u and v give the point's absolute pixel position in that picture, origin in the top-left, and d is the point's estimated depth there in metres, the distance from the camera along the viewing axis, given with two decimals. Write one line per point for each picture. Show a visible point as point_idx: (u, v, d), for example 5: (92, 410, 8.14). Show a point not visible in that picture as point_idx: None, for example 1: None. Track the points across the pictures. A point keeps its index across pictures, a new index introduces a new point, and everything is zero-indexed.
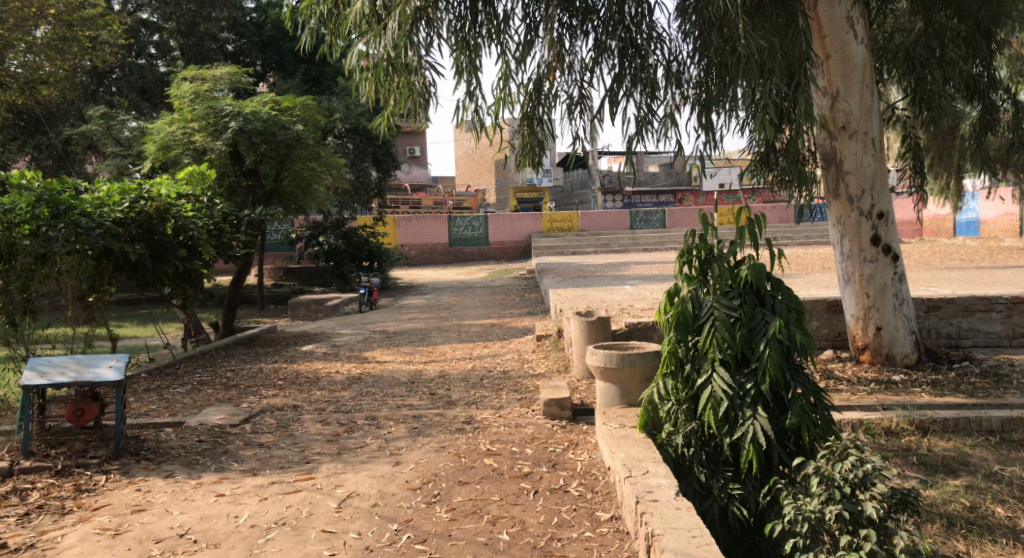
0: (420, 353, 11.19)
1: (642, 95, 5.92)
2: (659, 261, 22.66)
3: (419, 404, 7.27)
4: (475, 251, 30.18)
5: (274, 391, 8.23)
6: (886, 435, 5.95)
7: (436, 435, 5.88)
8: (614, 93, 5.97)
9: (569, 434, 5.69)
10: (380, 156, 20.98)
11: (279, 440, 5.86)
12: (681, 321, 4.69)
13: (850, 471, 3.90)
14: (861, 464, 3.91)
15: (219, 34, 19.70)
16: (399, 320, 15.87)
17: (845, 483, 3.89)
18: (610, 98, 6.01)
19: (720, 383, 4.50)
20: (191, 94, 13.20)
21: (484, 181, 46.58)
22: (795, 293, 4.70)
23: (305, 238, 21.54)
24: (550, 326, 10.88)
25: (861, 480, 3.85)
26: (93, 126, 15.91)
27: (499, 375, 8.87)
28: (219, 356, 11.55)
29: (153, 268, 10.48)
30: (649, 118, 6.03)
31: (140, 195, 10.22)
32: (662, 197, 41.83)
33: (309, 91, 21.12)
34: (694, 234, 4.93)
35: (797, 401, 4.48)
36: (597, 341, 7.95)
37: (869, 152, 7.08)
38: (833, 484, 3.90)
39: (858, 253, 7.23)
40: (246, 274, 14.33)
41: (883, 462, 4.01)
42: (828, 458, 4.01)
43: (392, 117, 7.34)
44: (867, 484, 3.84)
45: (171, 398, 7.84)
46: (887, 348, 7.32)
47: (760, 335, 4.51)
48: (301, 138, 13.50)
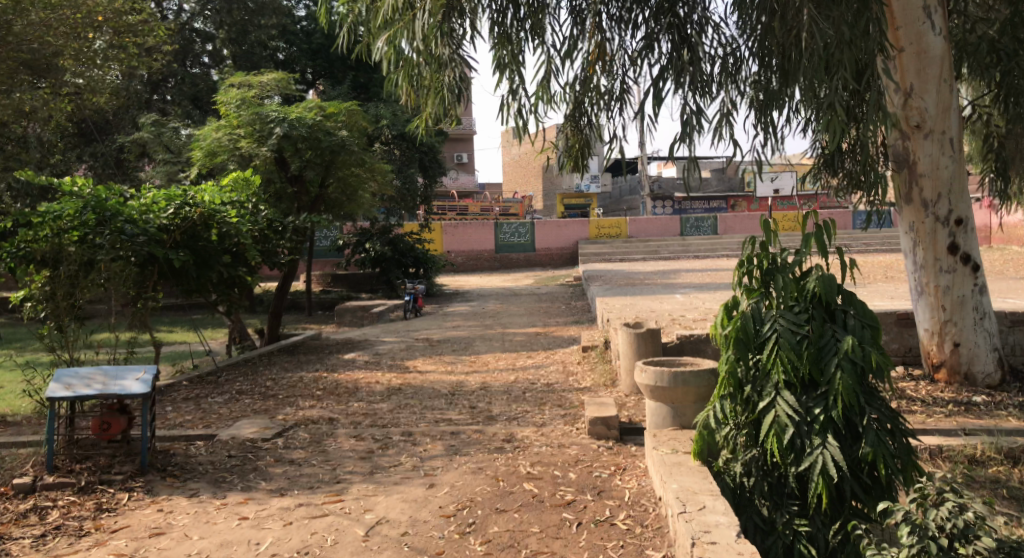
0: (463, 363, 10.90)
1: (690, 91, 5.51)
2: (711, 269, 22.05)
3: (458, 419, 6.95)
4: (522, 258, 29.89)
5: (312, 402, 8.00)
6: (971, 465, 5.55)
7: (474, 455, 5.54)
8: (659, 89, 5.57)
9: (617, 457, 5.31)
10: (427, 163, 20.81)
11: (311, 457, 5.59)
12: (741, 337, 4.27)
13: (948, 521, 3.41)
14: (961, 513, 3.44)
15: (270, 42, 19.79)
16: (443, 327, 15.64)
17: (942, 534, 3.41)
18: (657, 94, 5.62)
19: (785, 407, 4.09)
20: (238, 100, 13.24)
21: (532, 188, 46.29)
22: (869, 307, 4.25)
23: (352, 245, 21.48)
24: (597, 337, 10.48)
25: (962, 531, 3.37)
26: (145, 133, 16.05)
27: (543, 388, 8.51)
28: (261, 364, 11.42)
29: (197, 275, 10.35)
30: (696, 116, 5.61)
31: (185, 201, 10.12)
32: (713, 203, 41.02)
33: (357, 98, 21.10)
34: (755, 242, 4.51)
35: (873, 428, 4.05)
36: (646, 354, 7.54)
37: (946, 153, 6.55)
38: (927, 534, 3.42)
39: (933, 263, 6.70)
40: (291, 280, 14.24)
41: (986, 510, 3.52)
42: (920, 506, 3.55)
43: (431, 120, 7.08)
44: (970, 536, 3.35)
45: (208, 408, 7.66)
46: (966, 366, 6.77)
47: (831, 355, 4.08)
48: (346, 145, 13.34)
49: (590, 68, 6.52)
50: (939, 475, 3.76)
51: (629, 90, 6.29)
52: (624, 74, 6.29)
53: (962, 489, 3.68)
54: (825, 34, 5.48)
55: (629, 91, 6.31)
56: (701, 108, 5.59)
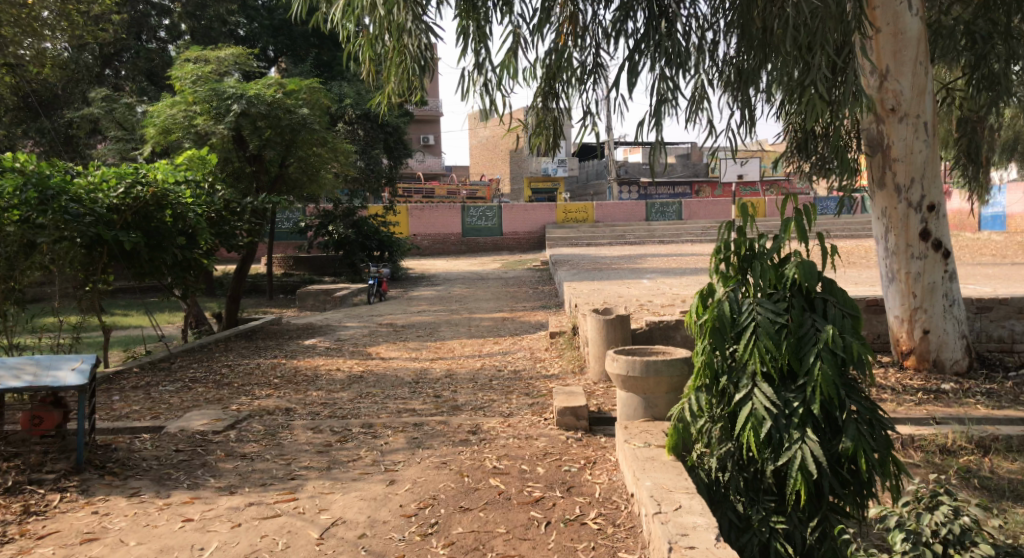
0: (428, 349, 10.63)
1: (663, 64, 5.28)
2: (676, 254, 22.02)
3: (422, 409, 6.69)
4: (488, 241, 29.60)
5: (268, 391, 7.67)
6: (942, 455, 5.30)
7: (437, 448, 5.29)
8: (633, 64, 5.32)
9: (586, 449, 5.09)
10: (392, 144, 20.37)
11: (265, 451, 5.29)
12: (717, 326, 4.05)
13: (943, 527, 3.30)
14: (958, 517, 3.32)
15: (230, 17, 19.15)
16: (408, 312, 15.33)
17: (937, 540, 3.29)
18: (630, 67, 5.38)
19: (762, 399, 3.89)
20: (193, 75, 12.73)
21: (498, 171, 45.94)
22: (850, 296, 4.04)
23: (314, 227, 20.99)
24: (565, 322, 10.28)
25: (959, 538, 3.25)
26: (95, 109, 15.40)
27: (509, 375, 8.28)
28: (217, 350, 11.01)
29: (150, 258, 9.87)
30: (671, 93, 5.36)
31: (137, 179, 9.57)
32: (679, 188, 41.13)
33: (320, 76, 20.56)
34: (732, 226, 4.28)
35: (853, 421, 3.85)
36: (615, 341, 7.34)
37: (920, 137, 6.41)
38: (922, 541, 3.30)
39: (905, 249, 6.57)
40: (250, 263, 13.81)
41: (982, 513, 3.41)
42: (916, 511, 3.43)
43: (393, 96, 6.77)
44: (967, 543, 3.22)
45: (158, 398, 7.29)
46: (935, 354, 6.67)
47: (810, 345, 3.88)
48: (307, 123, 12.90)
49: (560, 44, 6.28)
50: (930, 477, 3.64)
51: (603, 64, 6.05)
52: (597, 47, 6.03)
53: (955, 491, 3.57)
54: (810, 7, 5.28)
55: (602, 65, 6.06)
56: (676, 86, 5.35)
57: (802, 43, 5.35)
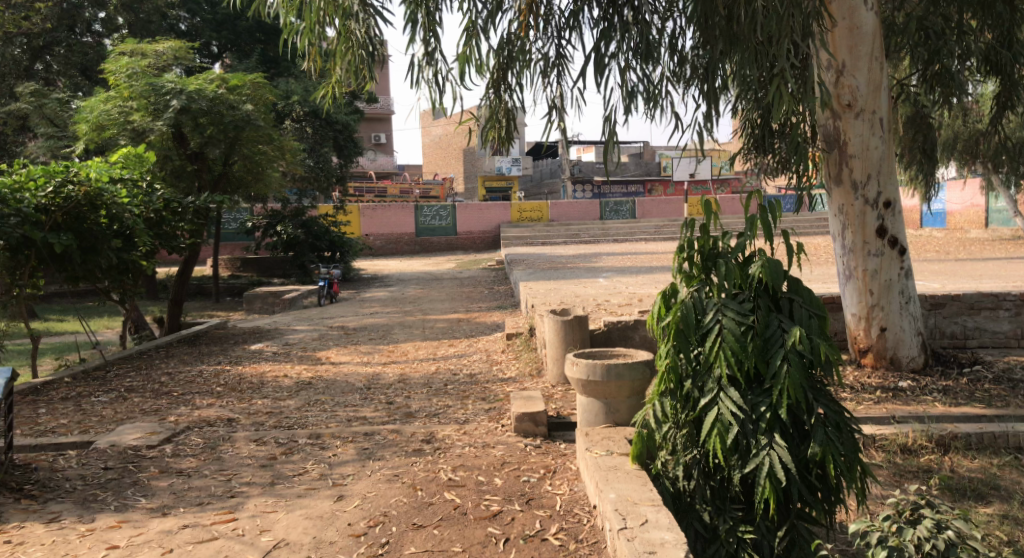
0: (380, 353, 10.32)
1: (631, 57, 5.11)
2: (630, 252, 22.00)
3: (374, 417, 6.40)
4: (442, 241, 29.27)
5: (210, 400, 7.28)
6: (903, 454, 5.18)
7: (389, 459, 5.02)
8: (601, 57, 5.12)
9: (546, 458, 4.88)
10: (341, 142, 19.92)
11: (204, 466, 4.96)
12: (681, 328, 3.85)
13: (928, 542, 3.18)
14: (942, 532, 3.22)
15: (170, 12, 18.54)
16: (360, 314, 14.95)
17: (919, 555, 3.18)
18: (596, 59, 5.18)
19: (728, 404, 3.70)
20: (129, 70, 12.19)
21: (452, 170, 45.57)
22: (817, 295, 3.86)
23: (262, 227, 20.42)
24: (521, 323, 10.07)
25: (944, 553, 3.13)
26: (25, 105, 14.71)
27: (465, 379, 8.04)
28: (156, 357, 10.51)
29: (82, 261, 9.40)
30: (642, 88, 5.17)
31: (67, 178, 9.06)
32: (631, 187, 41.34)
33: (266, 73, 20.00)
34: (694, 224, 4.09)
35: (822, 426, 3.66)
36: (573, 343, 7.16)
37: (876, 133, 6.32)
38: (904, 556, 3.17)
39: (862, 246, 6.50)
40: (194, 265, 13.30)
41: (968, 528, 3.31)
42: (899, 525, 3.32)
43: (337, 88, 6.49)
44: None
45: (90, 409, 6.87)
46: (892, 351, 6.59)
47: (777, 347, 3.69)
48: (251, 120, 12.44)
49: (517, 33, 6.06)
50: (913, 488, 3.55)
51: (564, 54, 5.83)
52: (557, 37, 5.83)
53: (937, 501, 3.48)
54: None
55: (564, 57, 5.86)
56: (645, 80, 5.13)
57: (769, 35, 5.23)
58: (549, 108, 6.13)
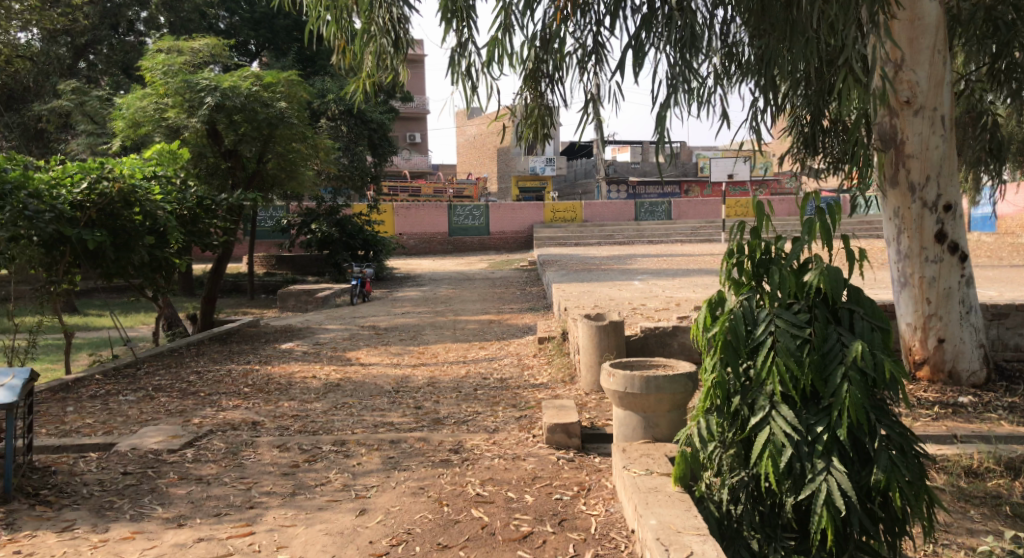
0: (410, 354, 10.12)
1: (674, 45, 4.81)
2: (666, 255, 21.60)
3: (401, 423, 6.18)
4: (475, 241, 29.11)
5: (236, 401, 7.14)
6: (967, 477, 4.85)
7: (415, 470, 4.80)
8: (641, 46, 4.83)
9: (579, 473, 4.62)
10: (376, 141, 19.80)
11: (224, 473, 4.78)
12: (730, 341, 3.58)
13: None
14: None
15: (208, 10, 18.63)
16: (391, 314, 14.79)
17: None
18: (635, 48, 4.90)
19: (782, 424, 3.42)
20: (164, 66, 12.18)
21: (486, 170, 45.41)
22: (880, 306, 3.55)
23: (297, 225, 20.41)
24: (554, 327, 9.80)
25: None
26: (65, 102, 14.85)
27: (496, 384, 7.79)
28: (187, 355, 10.44)
29: (115, 258, 9.34)
30: (685, 79, 4.85)
31: (102, 175, 9.04)
32: (667, 188, 40.85)
33: (303, 72, 19.99)
34: (744, 228, 3.80)
35: (886, 450, 3.36)
36: (607, 349, 6.87)
37: (936, 132, 5.94)
38: None
39: (919, 252, 6.13)
40: (227, 263, 13.26)
41: None
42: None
43: (368, 83, 6.35)
44: None
45: (116, 409, 6.76)
46: (950, 365, 6.22)
47: (837, 363, 3.39)
48: (284, 117, 12.35)
49: (554, 22, 5.79)
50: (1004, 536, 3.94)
51: (604, 43, 5.56)
52: (597, 25, 5.56)
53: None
54: None
55: (604, 46, 5.58)
56: (690, 70, 4.81)
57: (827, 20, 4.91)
58: (588, 101, 5.85)
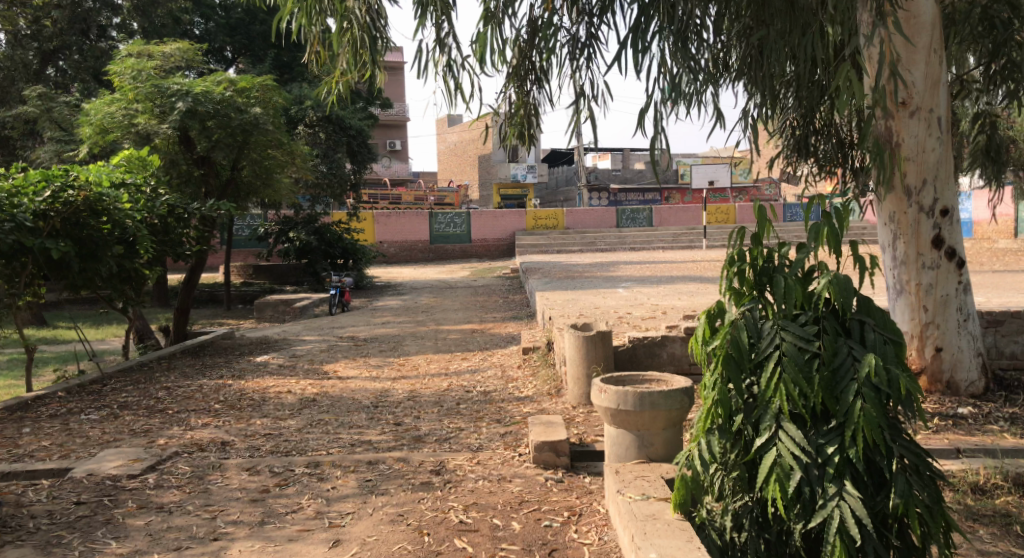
0: (390, 366, 9.80)
1: (673, 37, 4.65)
2: (648, 261, 21.45)
3: (379, 442, 5.87)
4: (457, 249, 28.80)
5: (206, 419, 6.79)
6: (974, 494, 4.62)
7: (394, 494, 4.49)
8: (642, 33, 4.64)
9: (569, 496, 4.34)
10: (355, 148, 19.43)
11: (187, 500, 4.45)
12: (732, 355, 3.32)
13: None
14: None
15: (183, 16, 18.23)
16: (371, 324, 14.45)
17: None
18: (635, 38, 4.72)
19: (789, 445, 3.16)
20: (134, 70, 11.83)
21: (467, 177, 45.15)
22: (893, 317, 3.30)
23: (274, 234, 19.98)
24: (538, 337, 9.52)
25: None
26: (32, 109, 14.41)
27: (478, 398, 7.50)
28: (158, 369, 10.05)
29: (81, 269, 8.93)
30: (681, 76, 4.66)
31: (66, 183, 8.64)
32: (648, 195, 40.90)
33: (280, 78, 19.63)
34: (744, 235, 3.56)
35: (904, 473, 3.09)
36: (595, 360, 6.59)
37: (933, 134, 5.74)
38: None
39: (915, 258, 5.92)
40: (200, 273, 12.86)
41: None
42: None
43: (344, 82, 6.20)
44: None
45: (76, 429, 6.39)
46: (949, 375, 6.01)
47: (847, 379, 3.14)
48: (259, 123, 11.99)
49: (542, 15, 5.54)
50: None
51: (597, 35, 5.32)
52: (589, 16, 5.32)
53: None
54: None
55: (595, 39, 5.34)
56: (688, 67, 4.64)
57: (832, 10, 4.68)
58: (578, 98, 5.60)
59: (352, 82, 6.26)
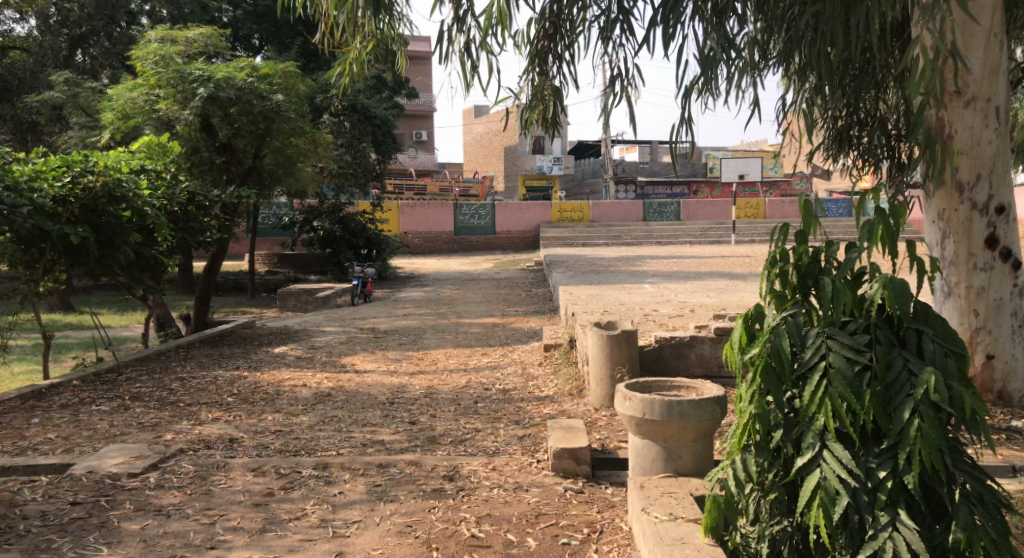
0: (408, 361, 9.56)
1: (709, 17, 4.39)
2: (675, 256, 21.05)
3: (392, 442, 5.62)
4: (481, 240, 28.57)
5: (217, 413, 6.58)
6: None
7: (404, 502, 4.23)
8: (677, 6, 4.33)
9: (590, 510, 4.06)
10: (380, 137, 19.22)
11: (187, 502, 4.23)
12: (772, 365, 3.01)
13: None
14: None
15: (210, 3, 18.10)
16: (392, 316, 14.25)
17: None
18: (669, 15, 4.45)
19: (835, 467, 2.85)
20: (157, 55, 11.69)
21: (493, 168, 44.89)
22: (955, 326, 2.96)
23: (298, 223, 19.86)
24: (561, 333, 9.22)
25: None
26: (58, 94, 14.36)
27: (498, 397, 7.22)
28: (175, 358, 9.91)
29: (100, 256, 8.77)
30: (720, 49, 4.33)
31: (87, 168, 8.51)
32: (676, 188, 40.44)
33: (306, 66, 19.44)
34: (788, 234, 3.25)
35: (966, 503, 2.77)
36: (619, 360, 6.29)
37: (989, 125, 5.35)
38: None
39: (966, 259, 5.54)
40: (221, 261, 12.72)
41: None
42: None
43: (356, 64, 6.31)
44: None
45: (84, 421, 6.21)
46: (1000, 385, 5.65)
47: (903, 395, 2.81)
48: (281, 110, 11.76)
49: None
50: None
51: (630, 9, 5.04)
52: None
53: None
54: None
55: (627, 14, 5.06)
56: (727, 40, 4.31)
57: None
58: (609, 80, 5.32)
59: (366, 62, 6.27)
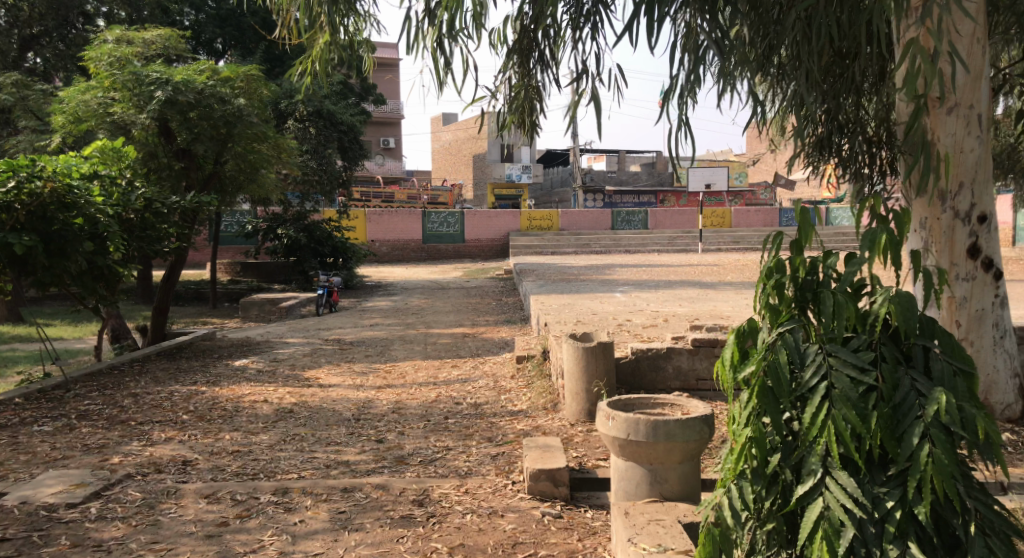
0: (375, 374, 9.22)
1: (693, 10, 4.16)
2: (646, 264, 20.93)
3: (357, 463, 5.31)
4: (449, 248, 28.24)
5: (170, 433, 6.21)
6: None
7: (369, 530, 3.94)
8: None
9: (570, 539, 3.81)
10: (346, 143, 18.86)
11: (131, 534, 3.89)
12: (769, 385, 2.77)
13: None
14: None
15: (170, 6, 17.63)
16: (358, 326, 13.88)
17: None
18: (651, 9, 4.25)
19: (839, 496, 2.62)
20: (111, 57, 11.24)
21: (461, 176, 44.60)
22: (963, 342, 2.75)
23: (262, 230, 19.37)
24: (533, 344, 8.96)
25: None
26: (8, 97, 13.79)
27: (469, 412, 6.94)
28: (129, 372, 9.46)
29: (48, 266, 8.29)
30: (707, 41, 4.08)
31: (33, 173, 8.03)
32: (644, 197, 40.53)
33: (270, 71, 19.03)
34: (782, 243, 3.03)
35: (981, 535, 2.56)
36: (595, 373, 6.05)
37: (972, 132, 5.16)
38: None
39: (949, 269, 5.37)
40: (179, 271, 12.26)
41: None
42: None
43: (318, 62, 5.98)
44: None
45: (24, 443, 5.80)
46: (983, 398, 5.53)
47: (911, 418, 2.59)
48: (243, 115, 11.37)
49: None
50: None
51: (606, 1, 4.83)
52: None
53: None
54: None
55: (603, 7, 4.85)
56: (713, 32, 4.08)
57: None
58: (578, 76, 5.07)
59: (328, 60, 5.94)
